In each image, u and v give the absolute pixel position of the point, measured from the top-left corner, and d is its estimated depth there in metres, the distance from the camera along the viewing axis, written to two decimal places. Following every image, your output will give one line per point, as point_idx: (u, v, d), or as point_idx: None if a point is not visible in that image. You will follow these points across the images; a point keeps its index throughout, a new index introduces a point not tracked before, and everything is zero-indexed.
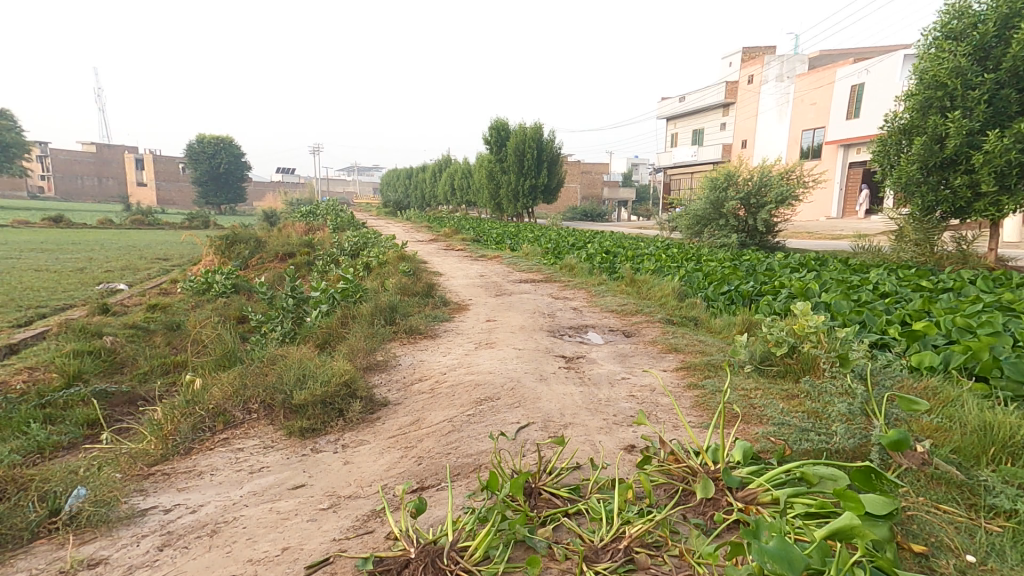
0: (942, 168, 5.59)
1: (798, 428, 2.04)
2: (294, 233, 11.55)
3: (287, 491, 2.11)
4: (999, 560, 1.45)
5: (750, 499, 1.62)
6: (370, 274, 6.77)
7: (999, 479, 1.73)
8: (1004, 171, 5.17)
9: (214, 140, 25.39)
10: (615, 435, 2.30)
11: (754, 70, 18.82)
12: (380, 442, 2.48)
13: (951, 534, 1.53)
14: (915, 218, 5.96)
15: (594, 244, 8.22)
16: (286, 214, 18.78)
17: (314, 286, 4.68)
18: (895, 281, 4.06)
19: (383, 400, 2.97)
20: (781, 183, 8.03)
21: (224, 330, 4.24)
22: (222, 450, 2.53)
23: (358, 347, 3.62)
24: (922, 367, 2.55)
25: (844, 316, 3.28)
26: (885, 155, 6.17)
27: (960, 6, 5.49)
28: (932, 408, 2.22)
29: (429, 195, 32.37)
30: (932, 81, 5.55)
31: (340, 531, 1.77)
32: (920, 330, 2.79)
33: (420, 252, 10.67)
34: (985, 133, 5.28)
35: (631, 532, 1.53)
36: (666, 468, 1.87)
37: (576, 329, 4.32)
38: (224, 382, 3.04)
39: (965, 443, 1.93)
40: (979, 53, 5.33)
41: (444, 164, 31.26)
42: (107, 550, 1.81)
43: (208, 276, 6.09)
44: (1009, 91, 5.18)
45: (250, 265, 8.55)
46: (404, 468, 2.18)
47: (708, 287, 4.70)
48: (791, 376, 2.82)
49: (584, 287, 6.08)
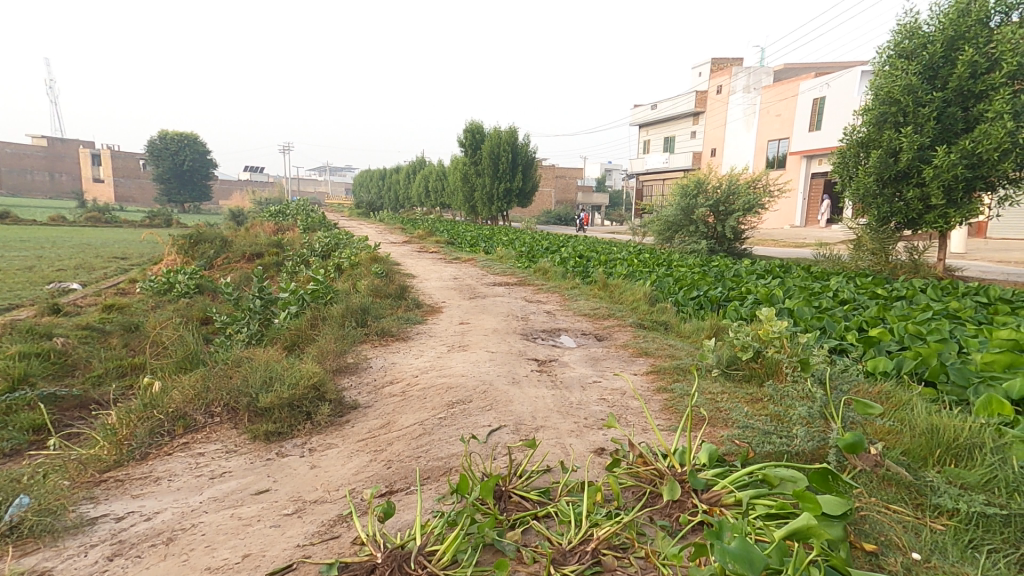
0: (896, 181, 5.83)
1: (760, 431, 2.08)
2: (262, 232, 11.30)
3: (250, 497, 2.06)
4: (942, 557, 1.51)
5: (715, 501, 1.66)
6: (341, 275, 6.68)
7: (945, 479, 1.80)
8: (952, 186, 5.44)
9: (179, 137, 24.69)
10: (586, 438, 2.32)
11: (723, 81, 19.26)
12: (348, 446, 2.44)
13: (899, 532, 1.60)
14: (871, 228, 6.18)
15: (568, 248, 8.28)
16: (254, 214, 18.35)
17: (283, 287, 4.58)
18: (853, 288, 4.22)
19: (353, 403, 2.93)
20: (748, 192, 8.24)
21: (186, 332, 4.12)
22: (182, 455, 2.46)
23: (328, 350, 3.57)
24: (877, 371, 2.64)
25: (806, 322, 3.38)
26: (844, 167, 6.39)
27: (911, 27, 5.71)
28: (885, 411, 2.30)
29: (403, 196, 32.14)
30: (887, 97, 5.77)
31: (304, 537, 1.74)
32: (875, 336, 2.89)
33: (393, 254, 10.57)
34: (934, 148, 5.53)
35: (598, 534, 1.55)
36: (634, 471, 1.89)
37: (548, 332, 4.34)
38: (185, 385, 2.96)
39: (913, 445, 2.01)
40: (929, 72, 5.57)
41: (418, 166, 31.07)
42: (51, 561, 1.73)
43: (170, 276, 5.91)
44: (955, 109, 5.43)
45: (215, 265, 8.33)
46: (373, 472, 2.15)
47: (678, 292, 4.78)
48: (756, 380, 2.89)
49: (558, 291, 6.12)
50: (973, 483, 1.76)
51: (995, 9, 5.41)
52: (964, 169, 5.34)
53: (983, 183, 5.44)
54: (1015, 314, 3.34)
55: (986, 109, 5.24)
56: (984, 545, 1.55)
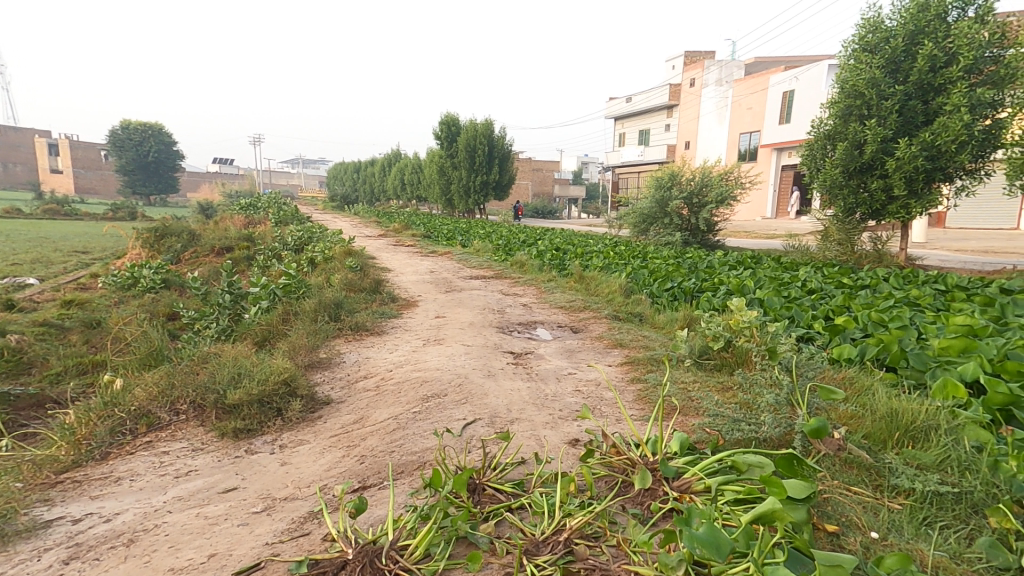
0: (861, 173, 5.98)
1: (730, 419, 2.13)
2: (231, 226, 11.06)
3: (216, 495, 2.03)
4: (898, 535, 1.57)
5: (685, 488, 1.69)
6: (314, 269, 6.59)
7: (902, 461, 1.88)
8: (913, 177, 5.61)
9: (142, 128, 23.96)
10: (560, 429, 2.34)
11: (695, 74, 19.48)
12: (320, 442, 2.42)
13: (859, 512, 1.66)
14: (838, 219, 6.33)
15: (545, 241, 8.31)
16: (223, 208, 17.92)
17: (253, 282, 4.50)
18: (821, 278, 4.32)
19: (326, 398, 2.90)
20: (721, 184, 8.39)
21: (150, 327, 4.01)
22: (145, 454, 2.41)
23: (299, 345, 3.52)
24: (841, 359, 2.72)
25: (776, 311, 3.46)
26: (812, 160, 6.52)
27: (874, 21, 5.84)
28: (848, 397, 2.38)
29: (379, 190, 31.80)
30: (852, 91, 5.91)
31: (273, 535, 1.72)
32: (841, 324, 2.97)
33: (368, 248, 10.46)
34: (897, 141, 5.69)
35: (572, 524, 1.56)
36: (608, 460, 1.92)
37: (524, 325, 4.35)
38: (149, 382, 2.87)
39: (873, 429, 2.08)
40: (891, 66, 5.73)
41: (394, 159, 30.66)
42: (2, 567, 1.69)
43: (134, 271, 5.76)
44: (916, 102, 5.59)
45: (182, 260, 8.16)
46: (346, 468, 2.14)
47: (653, 284, 4.83)
48: (726, 369, 2.95)
49: (534, 283, 6.14)
50: (928, 464, 1.84)
51: (952, 4, 5.57)
52: (925, 160, 5.51)
53: (942, 174, 5.62)
54: (970, 301, 3.47)
55: (945, 102, 5.42)
56: (937, 522, 1.62)
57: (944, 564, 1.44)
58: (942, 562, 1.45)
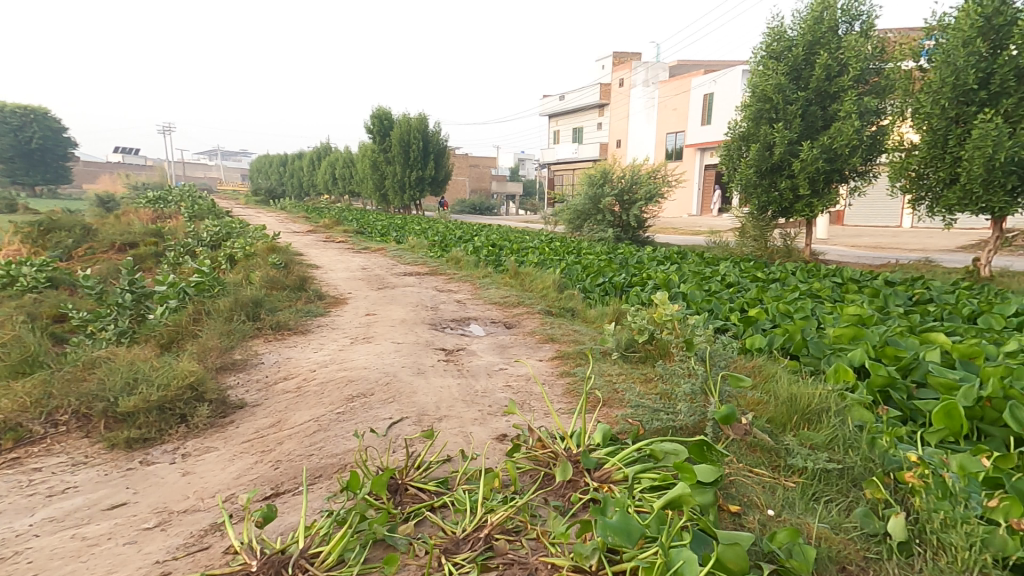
0: (772, 173, 6.37)
1: (650, 409, 2.23)
2: (137, 220, 10.30)
3: (100, 513, 1.89)
4: (790, 510, 1.71)
5: (605, 478, 1.75)
6: (234, 266, 6.27)
7: (798, 442, 2.03)
8: (815, 178, 6.06)
9: (22, 112, 21.75)
10: (488, 425, 2.36)
11: (623, 74, 20.12)
12: (230, 448, 2.31)
13: (759, 492, 1.79)
14: (754, 216, 6.73)
15: (480, 237, 8.31)
16: (128, 201, 16.63)
17: (159, 279, 4.21)
18: (739, 272, 4.58)
19: (239, 402, 2.77)
20: (649, 181, 8.72)
21: (31, 331, 3.66)
22: (13, 473, 2.21)
23: (209, 347, 3.34)
24: (752, 348, 2.90)
25: (697, 304, 3.64)
26: (729, 160, 6.84)
27: (777, 31, 6.25)
28: (756, 383, 2.54)
29: (310, 185, 30.66)
30: (761, 95, 6.30)
31: (166, 552, 1.63)
32: (753, 316, 3.16)
33: (296, 245, 10.05)
34: (801, 143, 6.13)
35: (493, 520, 1.58)
36: (533, 455, 1.96)
37: (458, 322, 4.33)
38: (19, 391, 2.68)
39: (775, 413, 2.24)
40: (793, 73, 6.16)
41: (323, 152, 29.64)
42: None
43: (12, 268, 5.24)
44: (816, 107, 6.05)
45: (74, 257, 7.63)
46: (257, 475, 2.06)
47: (586, 279, 4.93)
48: (650, 360, 3.08)
49: (470, 279, 6.13)
50: (820, 443, 2.00)
51: (841, 18, 6.07)
52: (825, 162, 5.95)
53: (839, 175, 6.10)
54: (861, 292, 3.80)
55: (840, 108, 5.90)
56: (823, 496, 1.78)
57: (826, 535, 1.58)
58: (824, 533, 1.58)
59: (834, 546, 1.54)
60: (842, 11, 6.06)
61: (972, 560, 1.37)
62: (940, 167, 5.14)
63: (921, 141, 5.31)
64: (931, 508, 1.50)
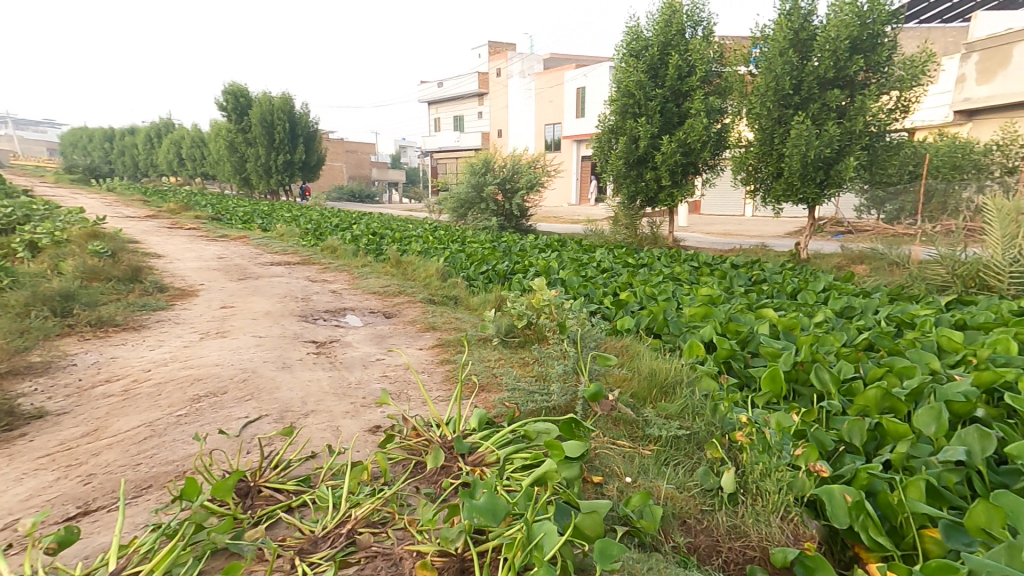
0: (638, 165, 6.93)
1: (525, 391, 2.32)
2: None
3: None
4: (645, 475, 1.89)
5: (479, 462, 1.80)
6: (42, 255, 5.38)
7: (656, 413, 2.23)
8: (675, 171, 6.70)
9: None
10: (361, 417, 2.31)
11: (500, 64, 20.67)
12: (20, 466, 1.98)
13: (619, 461, 1.95)
14: (625, 206, 7.25)
15: (359, 226, 8.04)
16: None
17: None
18: (612, 259, 4.92)
19: (35, 411, 2.39)
20: (529, 171, 9.01)
21: None
22: None
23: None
24: (621, 328, 3.14)
25: (574, 290, 3.84)
26: (602, 151, 7.30)
27: (634, 31, 6.79)
28: (622, 361, 2.74)
29: (154, 167, 27.17)
30: (625, 91, 6.83)
31: None
32: (624, 299, 3.41)
33: (128, 231, 8.88)
34: (660, 137, 6.71)
35: (357, 514, 1.55)
36: (407, 444, 1.96)
37: (332, 312, 4.16)
38: None
39: (638, 388, 2.44)
40: (652, 71, 6.71)
41: (163, 129, 26.77)
42: None
43: None
44: (671, 104, 6.65)
45: None
46: (58, 493, 1.81)
47: (470, 267, 4.97)
48: (528, 344, 3.21)
49: (347, 269, 5.90)
50: (672, 413, 2.22)
51: (688, 23, 6.69)
52: (681, 155, 6.58)
53: (694, 168, 6.78)
54: (712, 275, 4.28)
55: (691, 106, 6.53)
56: (672, 460, 1.98)
57: (671, 494, 1.77)
58: (670, 493, 1.77)
59: (677, 504, 1.73)
60: (687, 16, 6.69)
61: (779, 502, 1.62)
62: (769, 163, 5.93)
63: (754, 138, 6.07)
64: (753, 460, 1.75)
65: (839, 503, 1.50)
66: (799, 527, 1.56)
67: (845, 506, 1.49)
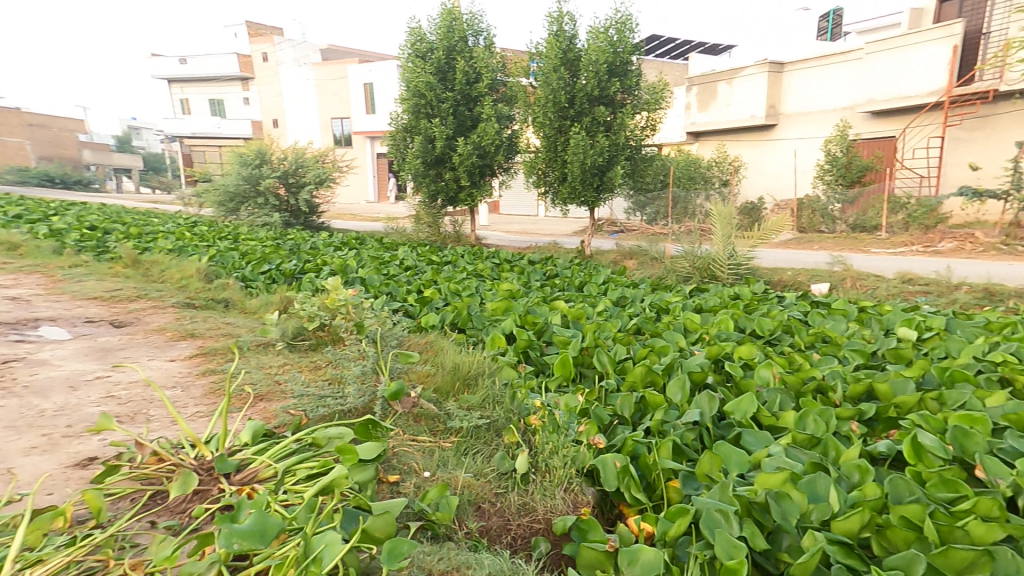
0: (436, 166, 7.16)
1: (315, 396, 2.20)
2: None
3: None
4: (443, 467, 1.95)
5: (249, 479, 1.69)
6: None
7: (459, 406, 2.29)
8: (474, 173, 7.05)
9: None
10: (63, 450, 1.94)
11: (267, 48, 19.31)
12: None
13: (419, 458, 1.98)
14: (427, 205, 7.40)
15: (73, 218, 6.76)
16: None
17: None
18: (415, 257, 4.99)
19: None
20: (317, 166, 8.62)
21: None
22: None
23: None
24: (426, 325, 3.16)
25: (376, 288, 3.76)
26: (396, 150, 7.43)
27: (417, 33, 7.01)
28: (425, 356, 2.77)
29: None
30: (415, 91, 7.01)
31: None
32: (428, 296, 3.47)
33: None
34: (455, 139, 7.02)
35: (49, 567, 1.27)
36: (143, 472, 1.69)
37: (22, 322, 3.42)
38: None
39: (442, 382, 2.48)
40: (440, 73, 6.99)
41: None
42: None
43: None
44: (463, 108, 7.00)
45: None
46: None
47: (245, 268, 4.55)
48: (320, 347, 3.09)
49: (42, 269, 4.86)
50: (474, 403, 2.31)
51: (471, 32, 7.14)
52: (477, 157, 6.94)
53: (490, 170, 7.20)
54: (511, 271, 4.59)
55: (481, 111, 6.95)
56: (473, 451, 2.08)
57: (468, 482, 1.86)
58: (467, 482, 1.85)
59: (473, 490, 1.83)
60: (467, 25, 7.12)
61: (564, 475, 1.84)
62: (555, 168, 6.61)
63: (541, 145, 6.69)
64: (544, 441, 1.98)
65: (610, 470, 1.74)
66: (577, 496, 1.79)
67: (615, 471, 1.73)
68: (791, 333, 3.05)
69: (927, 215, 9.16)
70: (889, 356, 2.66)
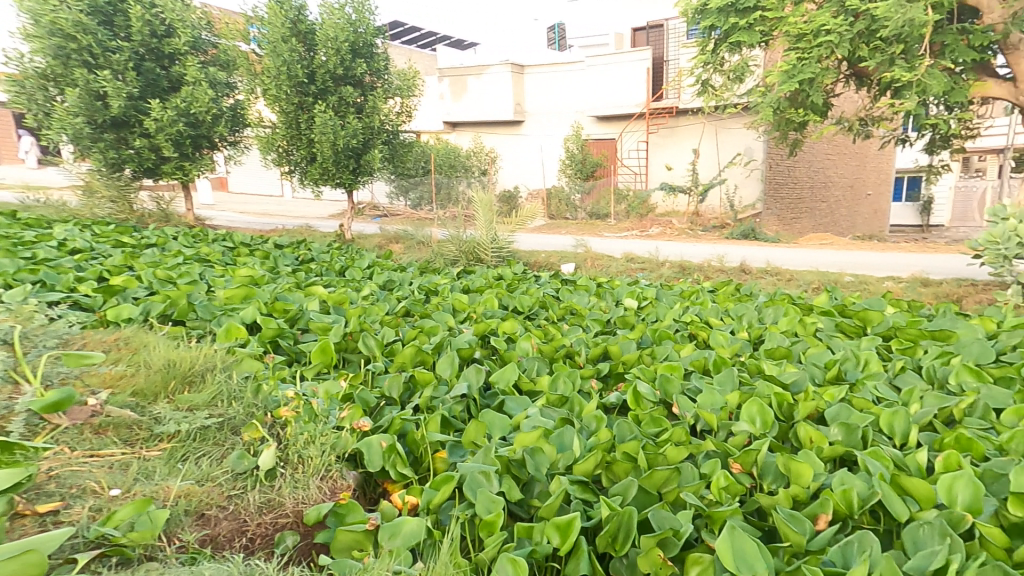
0: (117, 128, 7.24)
1: None
2: None
3: None
4: (144, 481, 1.69)
5: None
6: None
7: (172, 408, 2.03)
8: (179, 142, 7.40)
9: None
10: None
11: None
12: None
13: (101, 476, 1.67)
14: (109, 176, 7.38)
15: None
16: None
17: None
18: (93, 240, 4.49)
19: None
20: None
21: None
22: None
23: None
24: (120, 320, 2.71)
25: (17, 276, 3.08)
26: (32, 103, 7.17)
27: None
28: (119, 357, 2.29)
29: None
30: (55, 30, 6.73)
31: None
32: (120, 286, 3.00)
33: None
34: (146, 100, 7.17)
35: None
36: None
37: None
38: None
39: (146, 384, 2.13)
40: (104, 19, 6.92)
41: None
42: None
43: None
44: (151, 65, 7.16)
45: None
46: None
47: None
48: None
49: None
50: (201, 403, 2.07)
51: None
52: (185, 125, 7.33)
53: (203, 141, 7.70)
54: (254, 255, 4.40)
55: (182, 72, 7.31)
56: (190, 456, 1.85)
57: (186, 491, 1.66)
58: (185, 490, 1.66)
59: (194, 499, 1.65)
60: None
61: (322, 463, 1.81)
62: (300, 146, 7.14)
63: (280, 121, 7.12)
64: (298, 431, 1.88)
65: (375, 450, 1.75)
66: (336, 481, 1.78)
67: (381, 451, 1.75)
68: (546, 309, 3.47)
69: (640, 204, 11.74)
70: (618, 322, 3.26)
